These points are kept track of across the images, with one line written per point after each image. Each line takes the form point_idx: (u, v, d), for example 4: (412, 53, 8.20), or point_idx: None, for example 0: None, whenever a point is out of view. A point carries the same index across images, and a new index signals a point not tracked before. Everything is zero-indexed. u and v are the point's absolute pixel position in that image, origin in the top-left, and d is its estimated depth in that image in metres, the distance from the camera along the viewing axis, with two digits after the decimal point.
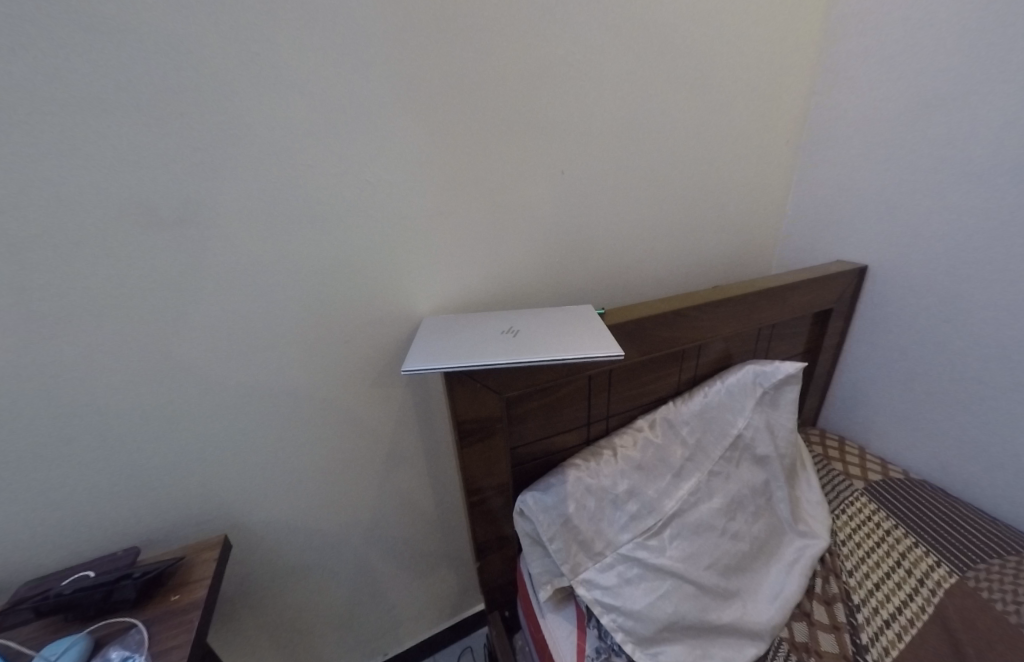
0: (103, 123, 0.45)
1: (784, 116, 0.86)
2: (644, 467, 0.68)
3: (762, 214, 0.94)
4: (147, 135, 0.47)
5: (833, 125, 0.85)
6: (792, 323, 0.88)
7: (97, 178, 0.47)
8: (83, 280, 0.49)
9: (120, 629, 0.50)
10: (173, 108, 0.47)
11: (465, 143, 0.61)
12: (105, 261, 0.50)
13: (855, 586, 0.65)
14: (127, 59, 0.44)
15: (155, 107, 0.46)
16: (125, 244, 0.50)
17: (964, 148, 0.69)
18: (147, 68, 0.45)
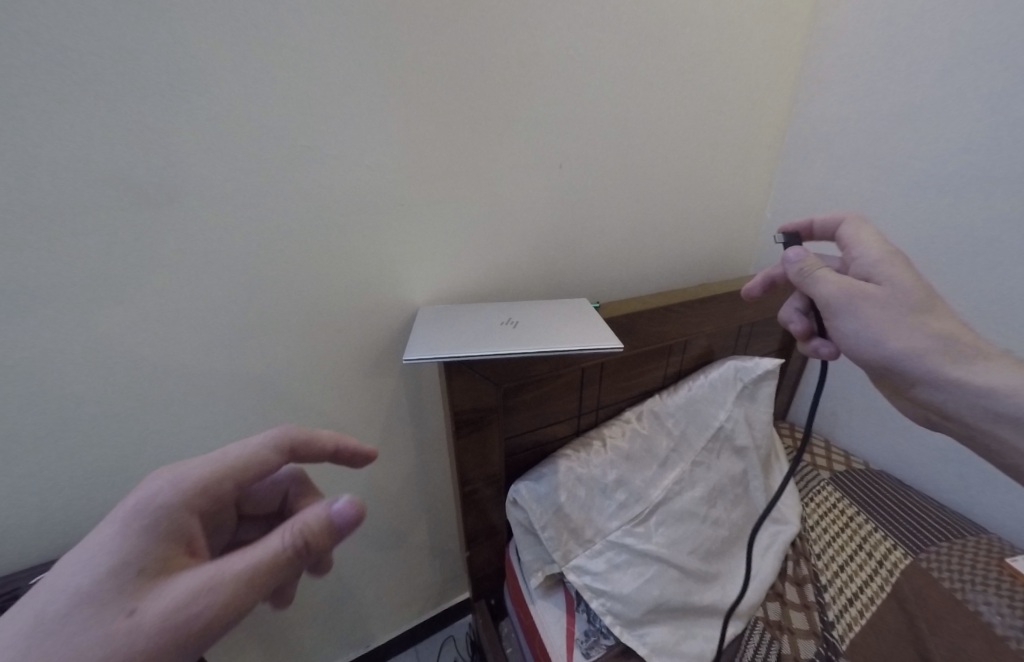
0: (72, 90, 0.41)
1: (767, 123, 0.90)
2: (631, 457, 0.70)
3: (743, 217, 0.98)
4: (124, 107, 0.43)
5: (811, 135, 0.90)
6: (769, 323, 0.93)
7: (68, 152, 0.42)
8: (49, 261, 0.45)
9: None
10: (156, 76, 0.43)
11: (466, 131, 0.60)
12: (77, 241, 0.46)
13: (822, 569, 0.70)
14: (99, 18, 0.40)
15: (137, 73, 0.42)
16: (99, 223, 0.46)
17: (925, 161, 0.74)
18: (123, 31, 0.41)
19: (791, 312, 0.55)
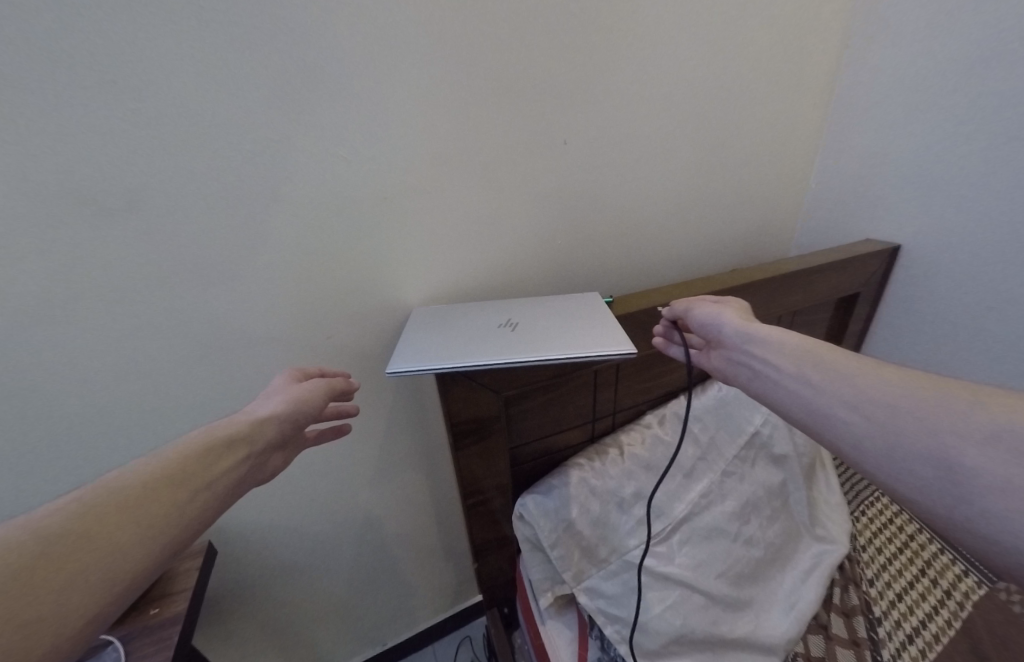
0: (10, 96, 0.37)
1: (812, 81, 0.77)
2: (652, 467, 0.63)
3: (783, 191, 0.86)
4: (68, 111, 0.39)
5: (867, 92, 0.77)
6: (813, 311, 0.84)
7: (14, 165, 0.39)
8: (11, 282, 0.43)
9: (96, 646, 0.47)
10: (102, 76, 0.39)
11: (456, 107, 0.53)
12: (39, 260, 0.43)
13: (875, 598, 0.62)
14: (31, 13, 0.36)
15: (80, 74, 0.38)
16: (60, 238, 0.43)
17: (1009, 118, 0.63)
18: (55, 24, 0.37)
19: (666, 329, 0.57)
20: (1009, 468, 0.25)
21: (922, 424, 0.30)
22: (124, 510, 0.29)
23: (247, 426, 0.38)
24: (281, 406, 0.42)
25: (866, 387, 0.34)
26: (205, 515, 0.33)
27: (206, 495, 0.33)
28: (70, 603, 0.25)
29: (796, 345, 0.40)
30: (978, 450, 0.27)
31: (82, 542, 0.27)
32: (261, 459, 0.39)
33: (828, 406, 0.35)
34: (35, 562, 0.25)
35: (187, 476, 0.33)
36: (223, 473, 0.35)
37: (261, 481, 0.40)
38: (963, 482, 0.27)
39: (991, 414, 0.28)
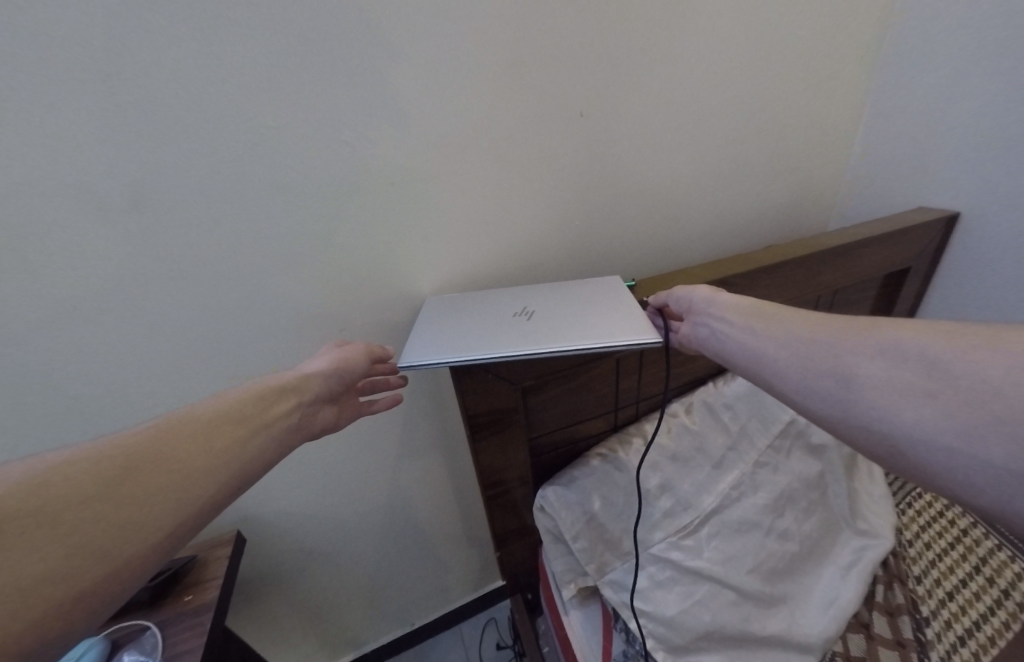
0: (11, 97, 0.36)
1: (861, 31, 0.69)
2: (679, 458, 0.60)
3: (824, 158, 0.79)
4: (68, 106, 0.38)
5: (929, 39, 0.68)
6: (858, 288, 0.77)
7: (23, 167, 0.39)
8: (31, 283, 0.43)
9: (135, 631, 0.50)
10: (99, 70, 0.38)
11: (466, 80, 0.49)
12: (55, 261, 0.43)
13: (923, 596, 0.58)
14: (22, 5, 0.35)
15: (77, 69, 0.37)
16: (73, 240, 0.43)
17: None
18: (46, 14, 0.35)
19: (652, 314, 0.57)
20: (893, 370, 0.31)
21: (832, 348, 0.35)
22: (191, 441, 0.32)
23: (294, 380, 0.40)
24: (326, 366, 0.44)
25: (794, 329, 0.39)
26: (261, 455, 0.35)
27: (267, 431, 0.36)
28: (140, 518, 0.28)
29: (741, 304, 0.45)
30: (871, 360, 0.32)
31: (156, 462, 0.30)
32: (310, 411, 0.41)
33: (765, 348, 0.40)
34: (120, 474, 0.29)
35: (246, 417, 0.35)
36: (277, 419, 0.37)
37: (313, 434, 0.42)
38: (858, 388, 0.32)
39: (882, 332, 0.33)
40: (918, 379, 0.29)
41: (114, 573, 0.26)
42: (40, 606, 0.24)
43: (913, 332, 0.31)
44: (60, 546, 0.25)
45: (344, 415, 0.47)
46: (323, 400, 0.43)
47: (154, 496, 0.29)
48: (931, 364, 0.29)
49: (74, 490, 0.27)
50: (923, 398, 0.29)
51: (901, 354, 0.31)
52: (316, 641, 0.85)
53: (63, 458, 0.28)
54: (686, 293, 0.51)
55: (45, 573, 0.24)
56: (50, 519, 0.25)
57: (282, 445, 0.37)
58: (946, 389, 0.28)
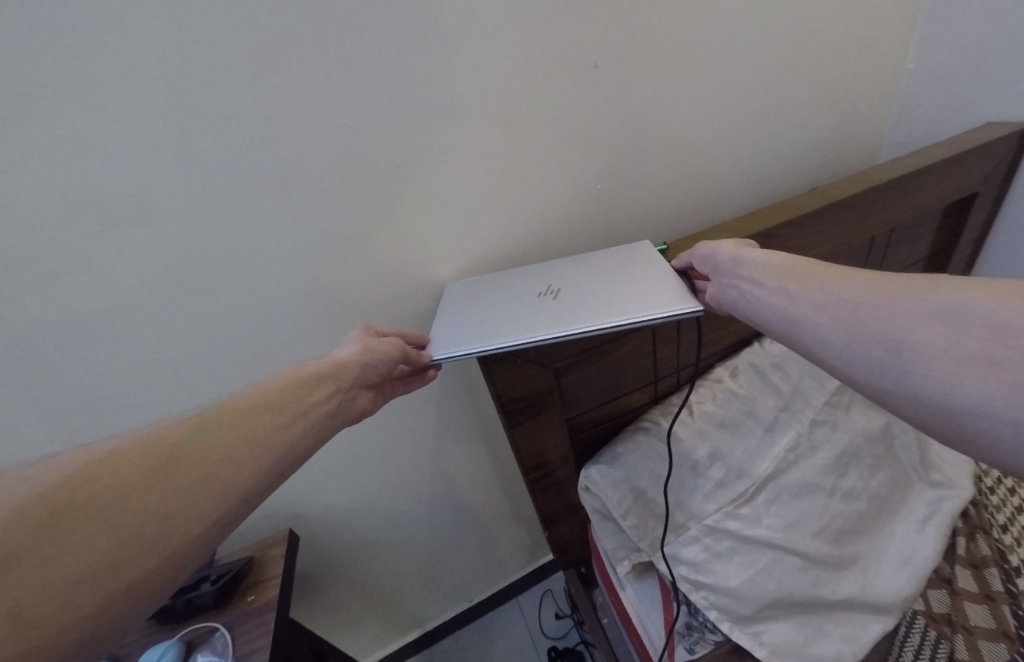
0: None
1: None
2: (727, 424, 0.57)
3: (873, 75, 0.69)
4: (50, 124, 0.36)
5: None
6: (917, 222, 0.69)
7: (19, 198, 0.38)
8: (55, 312, 0.43)
9: (205, 632, 0.53)
10: (76, 84, 0.35)
11: (461, 44, 0.44)
12: (73, 288, 0.43)
13: (1011, 546, 0.54)
14: None
15: (51, 86, 0.35)
16: (86, 266, 0.42)
17: None
18: (9, 23, 0.33)
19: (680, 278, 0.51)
20: (952, 338, 0.26)
21: (883, 313, 0.30)
22: (233, 430, 0.31)
23: (330, 366, 0.38)
24: (361, 351, 0.41)
25: (835, 291, 0.35)
26: (301, 444, 0.33)
27: (305, 417, 0.34)
28: (185, 508, 0.27)
29: (771, 263, 0.41)
30: (926, 327, 0.28)
31: (201, 451, 0.29)
32: (348, 398, 0.39)
33: (801, 311, 0.36)
34: (164, 464, 0.27)
35: (286, 405, 0.34)
36: (316, 406, 0.35)
37: (351, 420, 0.40)
38: (908, 358, 0.28)
39: (943, 294, 0.28)
40: (981, 345, 0.25)
41: (157, 570, 0.25)
42: (87, 600, 0.22)
43: (980, 292, 0.27)
44: (109, 537, 0.24)
45: (381, 401, 0.45)
46: (362, 386, 0.40)
47: (197, 488, 0.28)
48: (997, 328, 0.25)
49: (122, 480, 0.26)
50: (986, 366, 0.24)
51: (963, 318, 0.26)
52: (380, 623, 0.90)
53: (111, 448, 0.27)
54: (712, 253, 0.46)
55: (95, 564, 0.23)
56: (99, 509, 0.24)
57: (321, 434, 0.35)
58: (1013, 358, 0.23)
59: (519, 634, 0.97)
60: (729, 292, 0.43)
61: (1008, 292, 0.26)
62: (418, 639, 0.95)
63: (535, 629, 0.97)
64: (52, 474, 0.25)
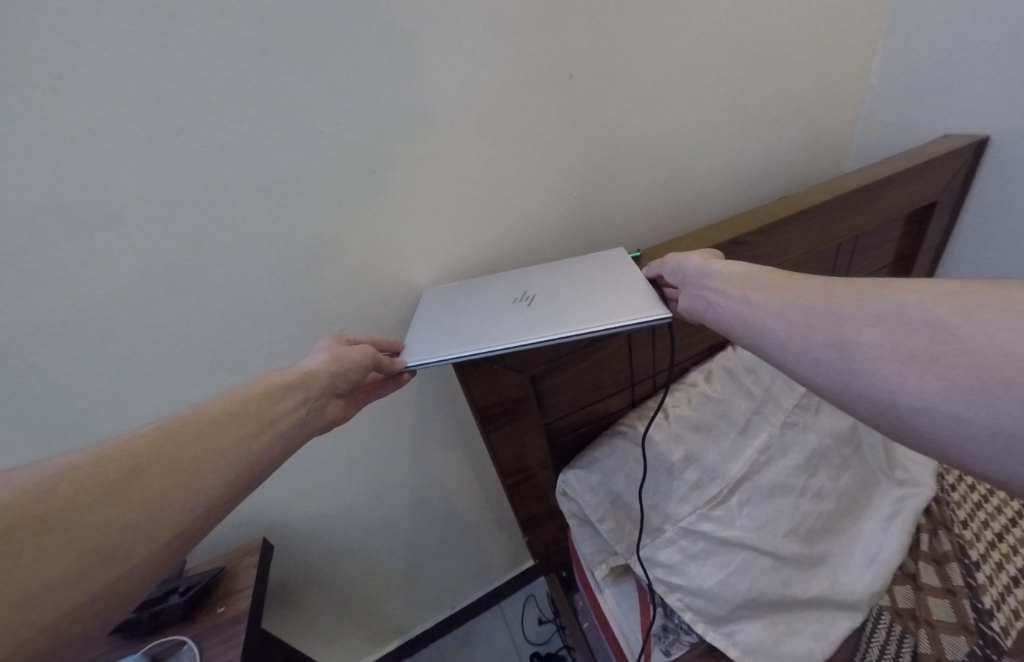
0: None
1: None
2: (701, 427, 0.58)
3: (839, 89, 0.72)
4: (7, 125, 0.35)
5: None
6: (880, 230, 0.72)
7: None
8: (12, 318, 0.41)
9: (173, 647, 0.51)
10: (35, 86, 0.35)
11: (436, 53, 0.44)
12: (31, 292, 0.41)
13: (970, 540, 0.56)
14: None
15: (8, 87, 0.34)
16: (46, 271, 0.41)
17: None
18: None
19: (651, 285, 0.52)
20: (897, 337, 0.27)
21: (834, 315, 0.32)
22: (196, 442, 0.30)
23: (297, 376, 0.38)
24: (330, 360, 0.41)
25: (793, 298, 0.36)
26: (266, 456, 0.33)
27: (271, 428, 0.34)
28: (148, 522, 0.26)
29: (734, 273, 0.42)
30: (873, 327, 0.29)
31: (164, 464, 0.28)
32: (317, 407, 0.38)
33: (763, 316, 0.37)
34: (126, 477, 0.27)
35: (251, 416, 0.33)
36: (283, 417, 0.35)
37: (321, 429, 0.39)
38: (859, 357, 0.29)
39: (889, 295, 0.30)
40: (923, 342, 0.26)
41: (119, 587, 0.24)
42: (45, 618, 0.21)
43: (922, 294, 0.28)
44: (69, 552, 0.23)
45: (352, 409, 0.45)
46: (331, 395, 0.40)
47: (161, 500, 0.27)
48: (937, 326, 0.26)
49: (80, 494, 0.25)
50: (928, 362, 0.25)
51: (906, 317, 0.27)
52: (360, 633, 0.88)
53: (69, 463, 0.26)
54: (680, 263, 0.47)
55: (54, 579, 0.22)
56: (57, 524, 0.23)
57: (288, 446, 0.35)
58: (951, 353, 0.24)
59: (502, 641, 0.96)
60: (698, 302, 0.44)
61: (949, 293, 0.27)
62: (400, 648, 0.94)
63: (519, 635, 0.96)
64: (6, 491, 0.24)
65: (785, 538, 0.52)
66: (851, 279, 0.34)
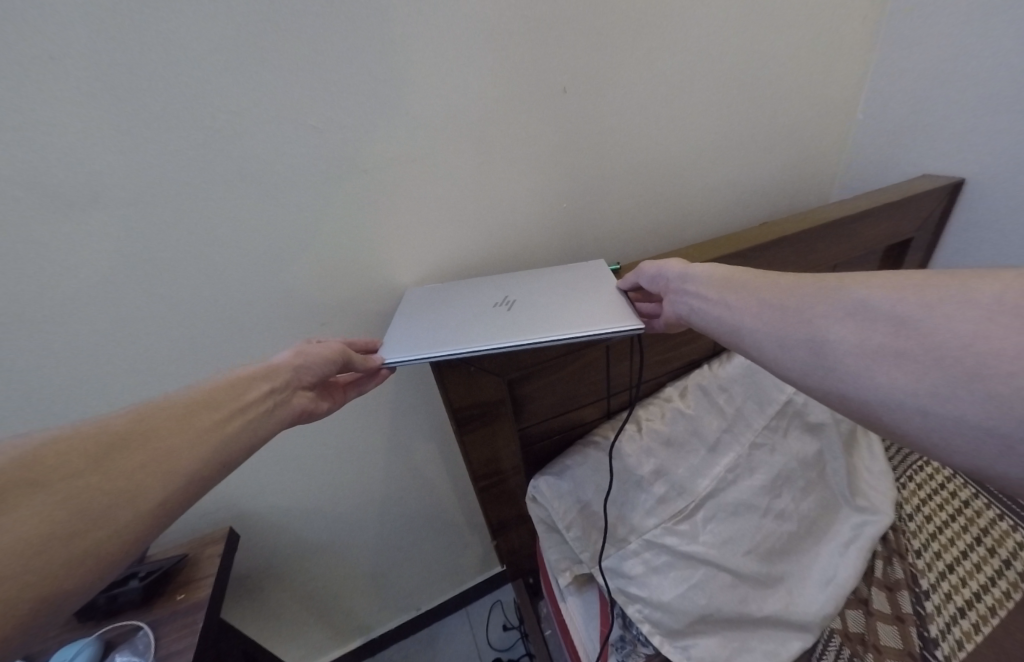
0: None
1: None
2: (672, 443, 0.59)
3: (826, 125, 0.75)
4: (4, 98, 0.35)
5: None
6: (858, 261, 0.74)
7: None
8: None
9: (128, 631, 0.51)
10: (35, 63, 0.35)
11: (435, 60, 0.46)
12: (11, 266, 0.41)
13: (923, 570, 0.58)
14: None
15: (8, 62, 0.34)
16: (26, 244, 0.40)
17: None
18: None
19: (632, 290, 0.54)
20: (862, 334, 0.29)
21: (803, 314, 0.33)
22: (169, 424, 0.31)
23: (262, 370, 0.38)
24: (296, 355, 0.41)
25: (765, 298, 0.37)
26: (239, 441, 0.33)
27: (240, 415, 0.34)
28: (122, 497, 0.27)
29: (711, 276, 0.43)
30: (841, 324, 0.30)
31: (142, 443, 0.29)
32: (286, 398, 0.38)
33: (739, 320, 0.38)
34: (104, 451, 0.28)
35: (220, 404, 0.34)
36: (251, 406, 0.35)
37: (293, 423, 0.39)
38: (833, 356, 0.30)
39: (854, 290, 0.31)
40: (888, 337, 0.27)
41: (86, 560, 0.25)
42: (37, 565, 0.23)
43: (883, 288, 0.29)
44: (59, 509, 0.25)
45: (326, 404, 0.44)
46: (300, 387, 0.40)
47: (139, 475, 0.28)
48: (901, 321, 0.27)
49: (60, 463, 0.26)
50: (894, 358, 0.27)
51: (873, 312, 0.29)
52: (322, 629, 0.87)
53: (52, 434, 0.27)
54: (660, 270, 0.48)
55: (41, 534, 0.24)
56: (37, 488, 0.25)
57: (260, 432, 0.35)
58: (914, 347, 0.26)
59: (466, 645, 0.96)
60: (680, 306, 0.46)
61: (906, 285, 0.29)
62: (362, 647, 0.93)
63: (483, 640, 0.96)
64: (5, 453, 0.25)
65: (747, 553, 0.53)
66: (816, 278, 0.35)
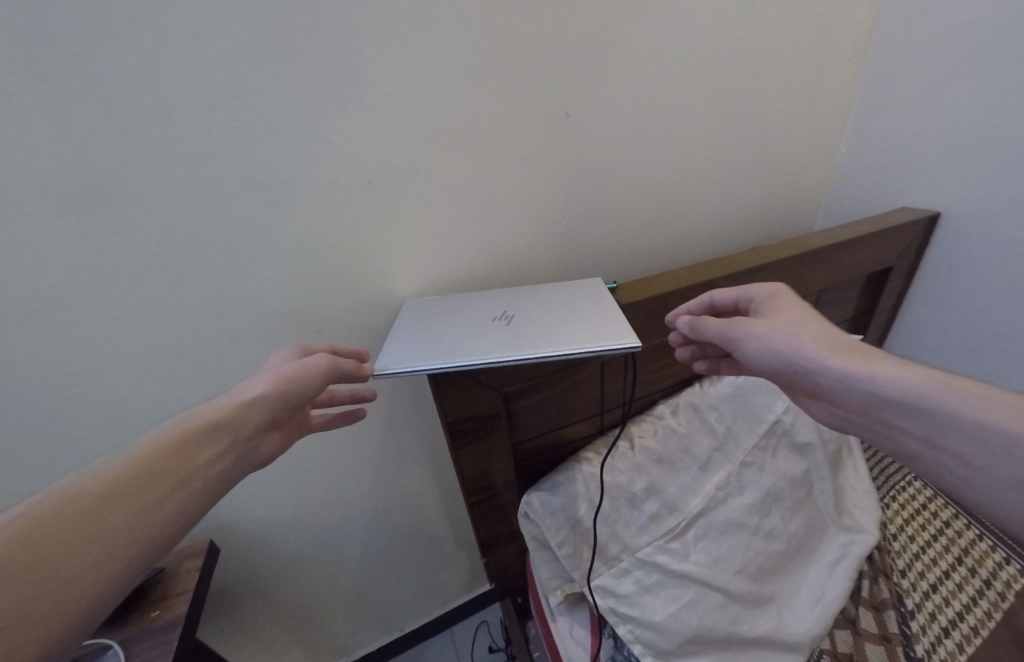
0: None
1: (845, 35, 0.70)
2: (665, 460, 0.60)
3: (812, 158, 0.79)
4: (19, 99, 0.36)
5: (909, 43, 0.69)
6: (842, 287, 0.77)
7: None
8: None
9: (97, 650, 0.48)
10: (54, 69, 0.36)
11: (444, 82, 0.48)
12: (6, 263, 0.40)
13: (908, 589, 0.59)
14: None
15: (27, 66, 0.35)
16: (24, 241, 0.40)
17: None
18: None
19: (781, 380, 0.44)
20: None
21: None
22: (134, 484, 0.30)
23: (233, 413, 0.35)
24: (273, 388, 0.38)
25: None
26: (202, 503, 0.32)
27: (207, 470, 0.32)
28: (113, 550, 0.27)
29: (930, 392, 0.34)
30: None
31: (110, 504, 0.28)
32: (254, 442, 0.36)
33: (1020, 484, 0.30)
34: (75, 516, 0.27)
35: (176, 462, 0.32)
36: (202, 469, 0.32)
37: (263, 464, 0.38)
38: None
39: None
40: None
41: (99, 603, 0.26)
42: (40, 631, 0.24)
43: None
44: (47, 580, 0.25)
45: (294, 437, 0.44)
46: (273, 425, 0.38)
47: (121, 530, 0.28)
48: None
49: (1, 552, 0.25)
50: None
51: None
52: (300, 651, 0.84)
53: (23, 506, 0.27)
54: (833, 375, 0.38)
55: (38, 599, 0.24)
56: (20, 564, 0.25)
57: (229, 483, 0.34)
58: None
59: None
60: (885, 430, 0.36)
61: None
62: None
63: None
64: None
65: (743, 577, 0.54)
66: None
